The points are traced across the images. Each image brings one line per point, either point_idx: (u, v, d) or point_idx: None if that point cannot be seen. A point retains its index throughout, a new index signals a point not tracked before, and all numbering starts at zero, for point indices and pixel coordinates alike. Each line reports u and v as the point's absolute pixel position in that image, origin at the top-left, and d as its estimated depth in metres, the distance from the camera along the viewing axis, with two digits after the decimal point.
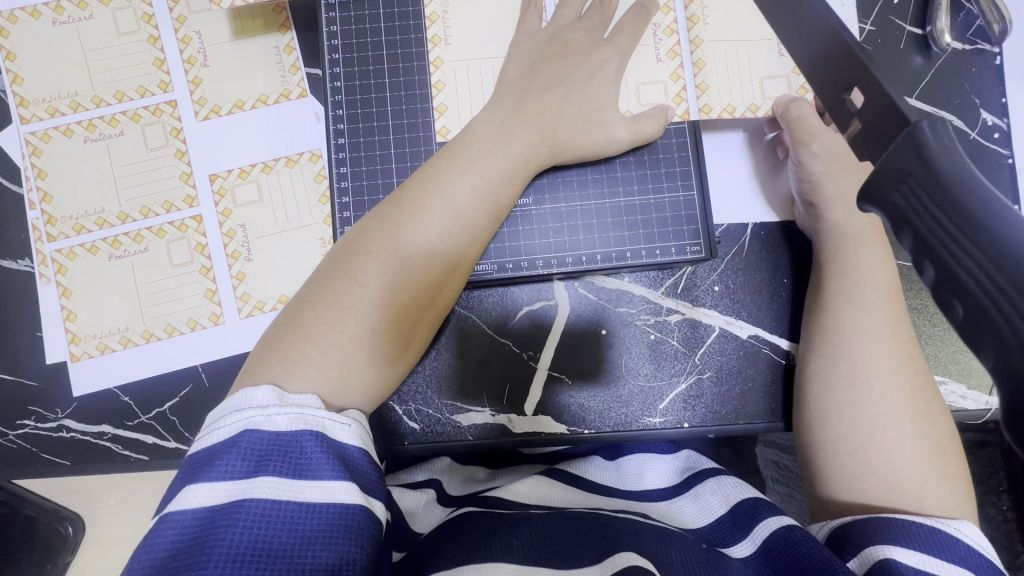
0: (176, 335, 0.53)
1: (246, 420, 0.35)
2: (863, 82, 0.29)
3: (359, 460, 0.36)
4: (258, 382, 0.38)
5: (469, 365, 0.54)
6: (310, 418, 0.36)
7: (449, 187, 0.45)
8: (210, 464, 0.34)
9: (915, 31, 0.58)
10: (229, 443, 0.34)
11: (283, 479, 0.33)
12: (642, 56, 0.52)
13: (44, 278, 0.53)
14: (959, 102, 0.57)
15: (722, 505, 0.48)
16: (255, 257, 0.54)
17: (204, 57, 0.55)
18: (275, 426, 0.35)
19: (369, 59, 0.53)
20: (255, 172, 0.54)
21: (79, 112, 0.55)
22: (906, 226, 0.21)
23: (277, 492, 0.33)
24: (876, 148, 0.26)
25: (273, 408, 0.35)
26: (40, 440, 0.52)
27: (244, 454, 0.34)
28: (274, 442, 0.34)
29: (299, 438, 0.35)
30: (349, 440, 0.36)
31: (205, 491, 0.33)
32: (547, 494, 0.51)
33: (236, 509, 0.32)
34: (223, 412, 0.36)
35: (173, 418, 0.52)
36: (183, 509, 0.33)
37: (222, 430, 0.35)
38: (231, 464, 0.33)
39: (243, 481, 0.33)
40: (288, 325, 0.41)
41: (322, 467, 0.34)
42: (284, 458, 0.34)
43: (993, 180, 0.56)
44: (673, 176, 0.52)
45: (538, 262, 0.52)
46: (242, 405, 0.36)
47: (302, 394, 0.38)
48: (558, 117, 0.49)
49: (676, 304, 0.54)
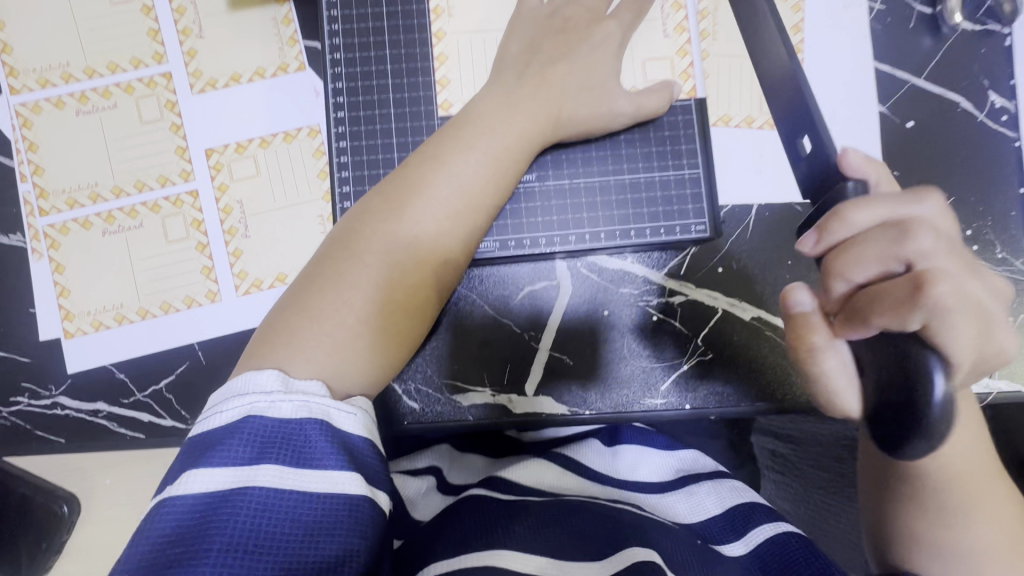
0: (172, 312, 0.52)
1: (250, 405, 0.34)
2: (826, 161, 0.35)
3: (363, 448, 0.36)
4: (262, 362, 0.38)
5: (470, 345, 0.54)
6: (315, 406, 0.35)
7: (456, 163, 0.44)
8: (212, 449, 0.33)
9: (924, 11, 0.57)
10: (231, 428, 0.34)
11: (287, 468, 0.33)
12: (651, 32, 0.52)
13: (36, 254, 0.52)
14: (968, 83, 0.56)
15: (716, 506, 0.50)
16: (252, 234, 0.53)
17: (199, 27, 0.54)
18: (278, 412, 0.34)
19: (369, 29, 0.52)
20: (252, 147, 0.53)
21: (71, 83, 0.53)
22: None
23: (280, 481, 0.33)
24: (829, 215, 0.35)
25: (277, 394, 0.35)
26: (34, 418, 0.52)
27: (247, 441, 0.33)
28: (278, 430, 0.34)
29: (303, 426, 0.34)
30: (354, 428, 0.36)
31: (206, 477, 0.32)
32: (542, 478, 0.52)
33: (239, 497, 0.32)
34: (225, 395, 0.35)
35: (170, 395, 0.52)
36: (181, 495, 0.32)
37: (224, 415, 0.35)
38: (234, 450, 0.33)
39: (245, 469, 0.33)
40: (290, 306, 0.41)
41: (326, 457, 0.34)
42: (287, 446, 0.33)
43: (1000, 164, 0.55)
44: (678, 154, 0.52)
45: (540, 240, 0.52)
46: (245, 389, 0.35)
47: (306, 380, 0.37)
48: (566, 92, 0.48)
49: (681, 285, 0.53)
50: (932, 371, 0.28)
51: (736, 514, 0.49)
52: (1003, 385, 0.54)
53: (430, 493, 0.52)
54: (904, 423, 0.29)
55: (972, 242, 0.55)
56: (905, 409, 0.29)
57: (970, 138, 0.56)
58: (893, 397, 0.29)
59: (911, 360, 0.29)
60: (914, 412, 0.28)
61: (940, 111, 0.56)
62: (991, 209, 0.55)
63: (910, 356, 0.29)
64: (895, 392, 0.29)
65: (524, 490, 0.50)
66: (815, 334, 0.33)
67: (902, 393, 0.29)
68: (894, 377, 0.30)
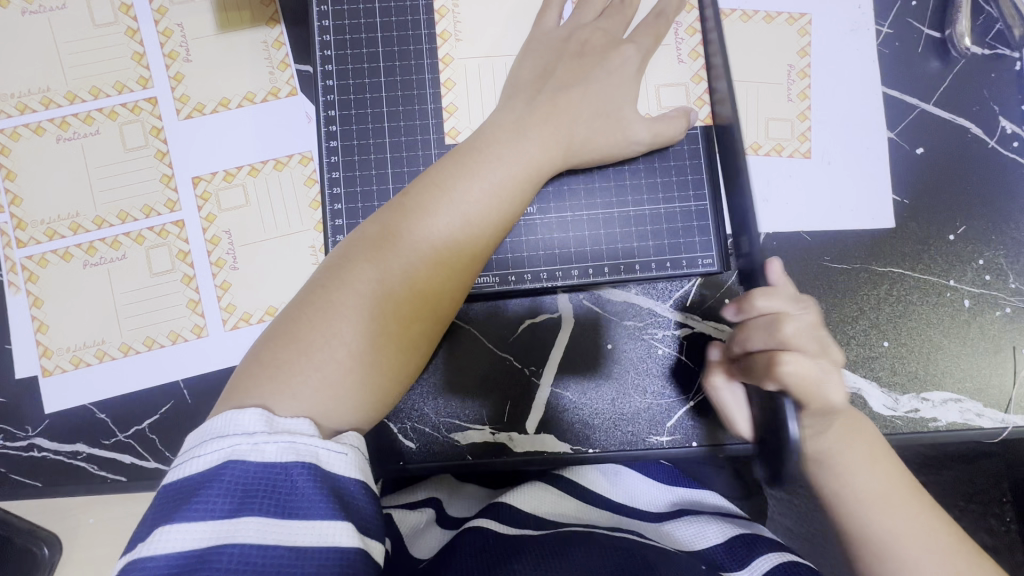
0: (157, 348, 0.50)
1: (231, 449, 0.32)
2: None
3: (355, 494, 0.34)
4: (246, 398, 0.36)
5: (469, 381, 0.51)
6: (301, 447, 0.33)
7: (457, 191, 0.42)
8: (189, 499, 0.31)
9: (933, 35, 0.55)
10: (210, 476, 0.32)
11: (270, 519, 0.31)
12: (667, 57, 0.50)
13: (14, 287, 0.50)
14: (978, 108, 0.55)
15: (717, 535, 0.48)
16: (241, 266, 0.51)
17: (186, 51, 0.52)
18: (261, 456, 0.32)
19: (363, 55, 0.50)
20: (242, 175, 0.51)
21: (51, 109, 0.51)
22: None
23: (263, 534, 0.31)
24: None
25: (260, 436, 0.33)
26: (8, 460, 0.49)
27: (228, 490, 0.31)
28: (261, 476, 0.32)
29: (289, 471, 0.32)
30: (344, 471, 0.34)
31: (181, 532, 0.30)
32: (541, 501, 0.50)
33: (218, 554, 0.30)
34: (204, 437, 0.33)
35: (154, 436, 0.49)
36: (156, 553, 0.30)
37: (202, 461, 0.32)
38: (214, 501, 0.31)
39: (225, 522, 0.31)
40: (278, 337, 0.38)
41: (314, 505, 0.32)
42: (272, 494, 0.32)
43: (1011, 192, 0.54)
44: (685, 185, 0.50)
45: (542, 275, 0.50)
46: (226, 430, 0.33)
47: (293, 418, 0.35)
48: (573, 116, 0.46)
49: (686, 318, 0.52)
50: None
51: (738, 543, 0.46)
52: (1020, 419, 0.52)
53: (428, 527, 0.50)
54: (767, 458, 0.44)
55: (985, 272, 0.53)
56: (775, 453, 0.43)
57: (980, 164, 0.54)
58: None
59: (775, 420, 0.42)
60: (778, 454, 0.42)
61: (950, 137, 0.55)
62: (1003, 237, 0.54)
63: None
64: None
65: (524, 522, 0.47)
66: (713, 376, 0.49)
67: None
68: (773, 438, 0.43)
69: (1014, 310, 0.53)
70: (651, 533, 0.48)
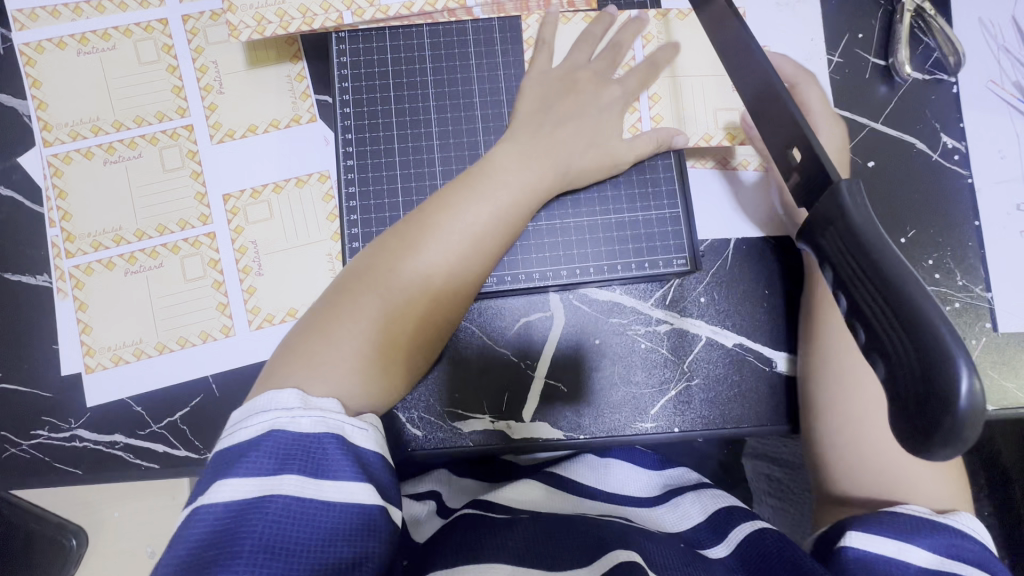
0: (188, 347, 0.55)
1: (273, 420, 0.37)
2: (799, 143, 0.36)
3: (374, 462, 0.39)
4: (275, 381, 0.41)
5: (470, 374, 0.57)
6: (331, 420, 0.38)
7: (457, 205, 0.48)
8: (238, 461, 0.36)
9: (878, 63, 0.63)
10: (255, 442, 0.37)
11: (306, 478, 0.36)
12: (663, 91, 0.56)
13: (62, 293, 0.56)
14: (921, 127, 0.62)
15: (699, 513, 0.53)
16: (266, 272, 0.56)
17: (220, 84, 0.59)
18: (298, 426, 0.37)
19: (376, 86, 0.57)
20: (267, 192, 0.58)
21: (100, 135, 0.58)
22: (828, 263, 0.31)
23: (301, 490, 0.36)
24: (810, 199, 0.35)
25: (297, 410, 0.38)
26: (52, 450, 0.54)
27: (271, 453, 0.36)
28: (298, 443, 0.37)
29: (321, 440, 0.37)
30: (366, 443, 0.39)
31: (232, 487, 0.35)
32: (536, 498, 0.54)
33: (264, 504, 0.35)
34: (250, 411, 0.38)
35: (184, 427, 0.54)
36: (211, 504, 0.35)
37: (248, 429, 0.37)
38: (260, 462, 0.36)
39: (270, 478, 0.36)
40: (305, 335, 0.44)
41: (342, 469, 0.37)
42: (307, 458, 0.36)
43: (954, 199, 0.61)
44: (660, 195, 0.56)
45: (534, 276, 0.56)
46: (268, 405, 0.38)
47: (323, 398, 0.40)
48: (556, 141, 0.52)
49: (666, 314, 0.57)
50: (959, 378, 0.25)
51: (719, 519, 0.51)
52: None
53: (430, 517, 0.54)
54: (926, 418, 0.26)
55: (935, 270, 0.59)
56: (924, 401, 0.26)
57: (926, 176, 0.61)
58: (907, 410, 0.26)
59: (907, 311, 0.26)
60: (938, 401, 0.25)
61: (898, 151, 0.61)
62: (949, 240, 0.60)
63: (931, 369, 0.25)
64: (916, 401, 0.26)
65: (518, 507, 0.52)
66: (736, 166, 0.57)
67: (926, 399, 0.25)
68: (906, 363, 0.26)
69: (962, 305, 0.59)
70: (638, 518, 0.53)
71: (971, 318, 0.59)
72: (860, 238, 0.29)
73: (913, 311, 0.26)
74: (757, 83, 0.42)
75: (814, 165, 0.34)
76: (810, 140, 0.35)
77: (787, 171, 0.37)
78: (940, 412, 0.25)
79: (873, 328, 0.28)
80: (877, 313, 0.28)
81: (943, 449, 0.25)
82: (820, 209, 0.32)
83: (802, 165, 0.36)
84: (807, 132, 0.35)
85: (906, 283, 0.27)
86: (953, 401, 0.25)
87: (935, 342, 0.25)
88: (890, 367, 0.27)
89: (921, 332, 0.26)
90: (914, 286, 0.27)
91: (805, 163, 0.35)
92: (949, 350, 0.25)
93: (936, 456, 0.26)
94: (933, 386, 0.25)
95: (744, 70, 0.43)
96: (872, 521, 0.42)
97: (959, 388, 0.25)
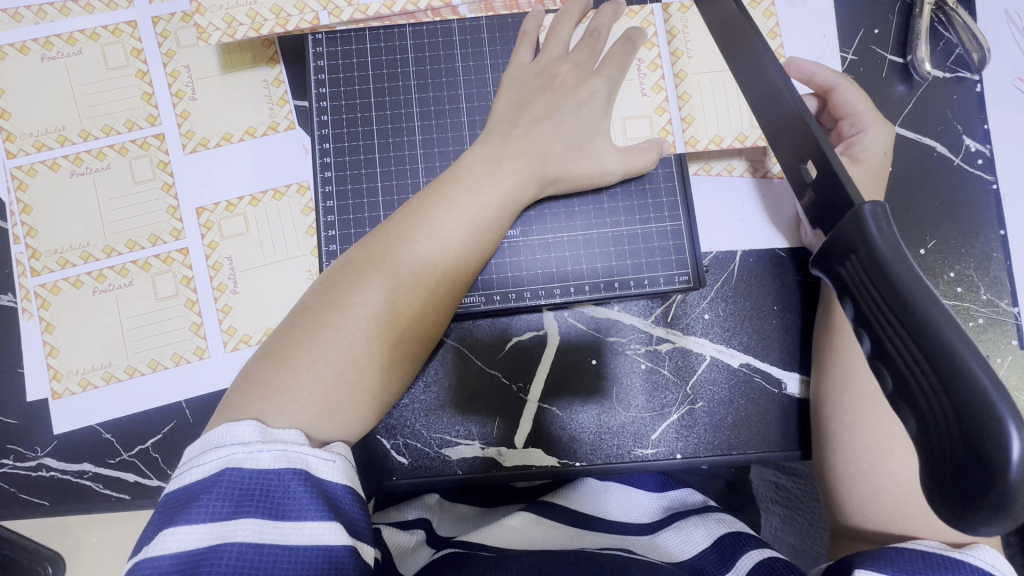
0: (160, 370, 0.52)
1: (227, 457, 0.34)
2: (814, 156, 0.33)
3: (343, 497, 0.36)
4: (240, 414, 0.38)
5: (458, 398, 0.53)
6: (293, 454, 0.35)
7: (435, 220, 0.45)
8: (189, 505, 0.33)
9: (896, 60, 0.58)
10: (209, 482, 0.34)
11: (265, 520, 0.33)
12: (695, 91, 0.53)
13: (27, 314, 0.53)
14: (942, 129, 0.57)
15: (705, 539, 0.48)
16: (241, 290, 0.53)
17: (192, 90, 0.55)
18: (256, 463, 0.34)
19: (356, 91, 0.53)
20: (242, 205, 0.54)
21: (66, 146, 0.55)
22: (849, 296, 0.28)
23: (259, 535, 0.33)
24: (829, 223, 0.31)
25: (254, 445, 0.35)
26: (18, 480, 0.51)
27: (224, 494, 0.33)
28: (255, 481, 0.34)
29: (282, 476, 0.34)
30: (333, 477, 0.36)
31: (183, 534, 0.32)
32: (531, 532, 0.51)
33: (218, 552, 0.32)
34: (204, 448, 0.35)
35: (156, 455, 0.52)
36: (159, 555, 0.32)
37: (201, 468, 0.34)
38: (213, 505, 0.33)
39: (223, 523, 0.32)
40: (272, 363, 0.40)
41: (306, 508, 0.34)
42: (265, 498, 0.33)
43: (977, 207, 0.56)
44: (659, 207, 0.53)
45: (525, 294, 0.52)
46: (223, 441, 0.35)
47: (284, 429, 0.37)
48: (550, 147, 0.49)
49: (667, 333, 0.54)
50: (1010, 444, 0.21)
51: (725, 545, 0.47)
52: None
53: (418, 548, 0.50)
54: (968, 485, 0.22)
55: (956, 284, 0.55)
56: (969, 463, 0.22)
57: (946, 182, 0.57)
58: (941, 473, 0.23)
59: (944, 359, 0.23)
60: (985, 465, 0.22)
61: (918, 156, 0.57)
62: (972, 250, 0.56)
63: (976, 431, 0.22)
64: (955, 465, 0.22)
65: (510, 545, 0.49)
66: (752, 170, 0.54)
67: (966, 464, 0.22)
68: (943, 419, 0.23)
69: (987, 321, 0.55)
70: (639, 548, 0.49)
71: (996, 335, 0.55)
72: (886, 270, 0.26)
73: (953, 362, 0.23)
74: (766, 83, 0.38)
75: (832, 182, 0.31)
76: (825, 152, 0.31)
77: (801, 187, 0.34)
78: (986, 481, 0.22)
79: (902, 375, 0.25)
80: (908, 360, 0.24)
81: (988, 523, 0.22)
82: (838, 234, 0.28)
83: (820, 181, 0.32)
84: (821, 142, 0.32)
85: (942, 325, 0.23)
86: (1002, 469, 0.21)
87: (979, 399, 0.22)
88: (923, 422, 0.24)
89: (961, 388, 0.22)
90: (955, 333, 0.23)
91: (822, 179, 0.31)
92: (998, 409, 0.22)
93: (978, 528, 0.23)
94: (979, 448, 0.22)
95: (754, 68, 0.39)
96: (885, 559, 0.37)
97: (1008, 456, 0.21)
